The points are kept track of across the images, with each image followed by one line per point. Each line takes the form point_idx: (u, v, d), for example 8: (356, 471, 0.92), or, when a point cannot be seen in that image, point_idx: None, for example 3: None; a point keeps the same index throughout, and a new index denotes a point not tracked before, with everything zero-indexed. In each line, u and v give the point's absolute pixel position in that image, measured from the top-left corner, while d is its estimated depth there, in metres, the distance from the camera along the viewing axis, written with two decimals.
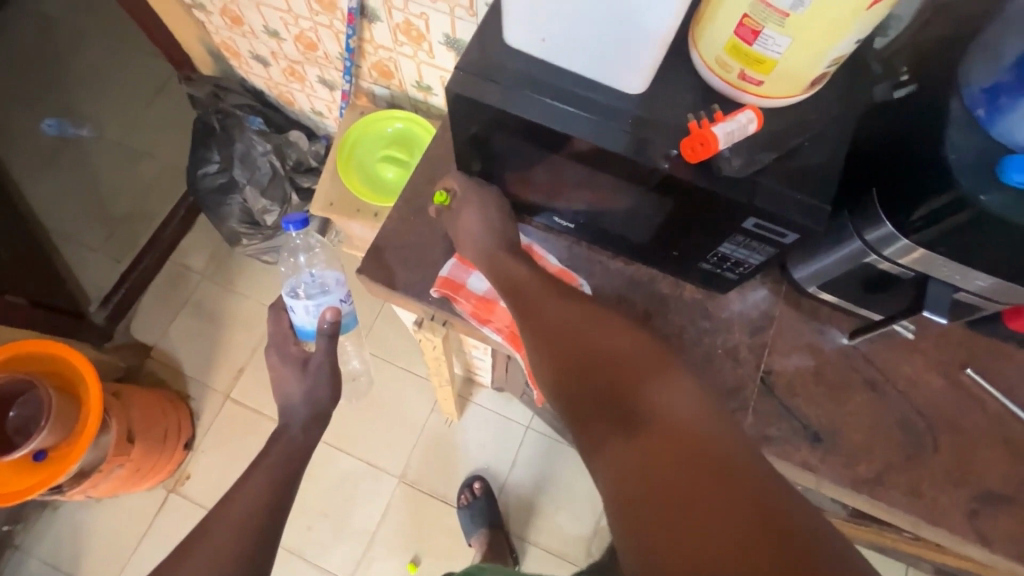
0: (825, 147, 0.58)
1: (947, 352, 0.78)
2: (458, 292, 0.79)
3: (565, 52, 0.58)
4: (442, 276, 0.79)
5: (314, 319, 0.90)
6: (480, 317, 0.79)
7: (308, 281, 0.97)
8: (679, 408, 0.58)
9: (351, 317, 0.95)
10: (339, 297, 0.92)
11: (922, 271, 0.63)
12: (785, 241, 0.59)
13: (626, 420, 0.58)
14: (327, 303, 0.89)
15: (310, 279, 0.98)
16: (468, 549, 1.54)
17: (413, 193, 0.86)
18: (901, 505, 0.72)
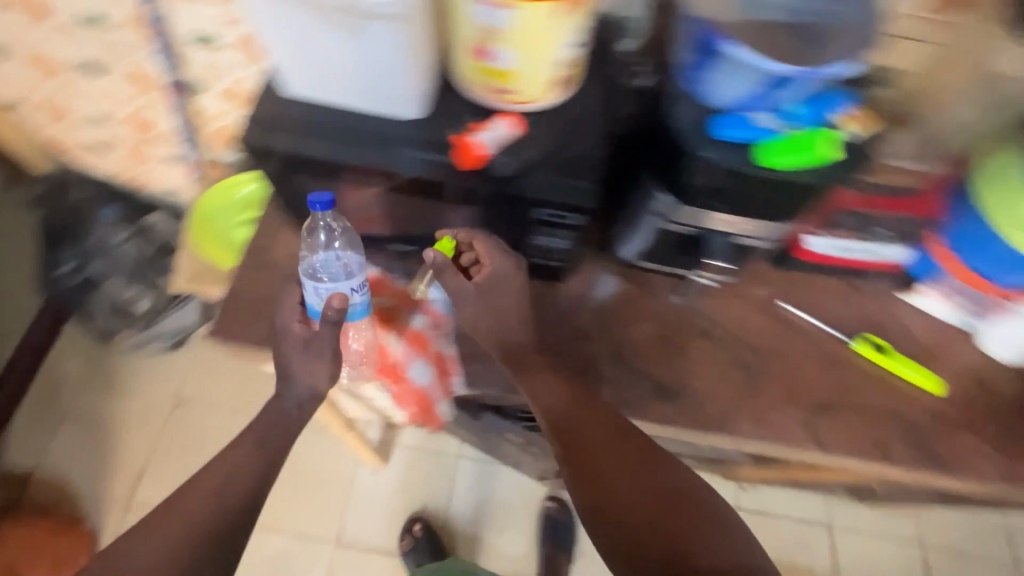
0: (588, 135, 0.65)
1: (764, 291, 0.89)
2: None
3: (340, 90, 0.62)
4: (292, 316, 0.79)
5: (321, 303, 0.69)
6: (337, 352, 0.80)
7: (326, 259, 0.73)
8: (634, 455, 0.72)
9: (360, 308, 0.72)
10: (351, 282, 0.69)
11: (697, 227, 0.71)
12: (573, 222, 0.66)
13: (610, 489, 0.72)
14: (335, 289, 0.67)
15: (329, 257, 0.74)
16: None
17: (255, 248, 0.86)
18: (749, 433, 0.80)
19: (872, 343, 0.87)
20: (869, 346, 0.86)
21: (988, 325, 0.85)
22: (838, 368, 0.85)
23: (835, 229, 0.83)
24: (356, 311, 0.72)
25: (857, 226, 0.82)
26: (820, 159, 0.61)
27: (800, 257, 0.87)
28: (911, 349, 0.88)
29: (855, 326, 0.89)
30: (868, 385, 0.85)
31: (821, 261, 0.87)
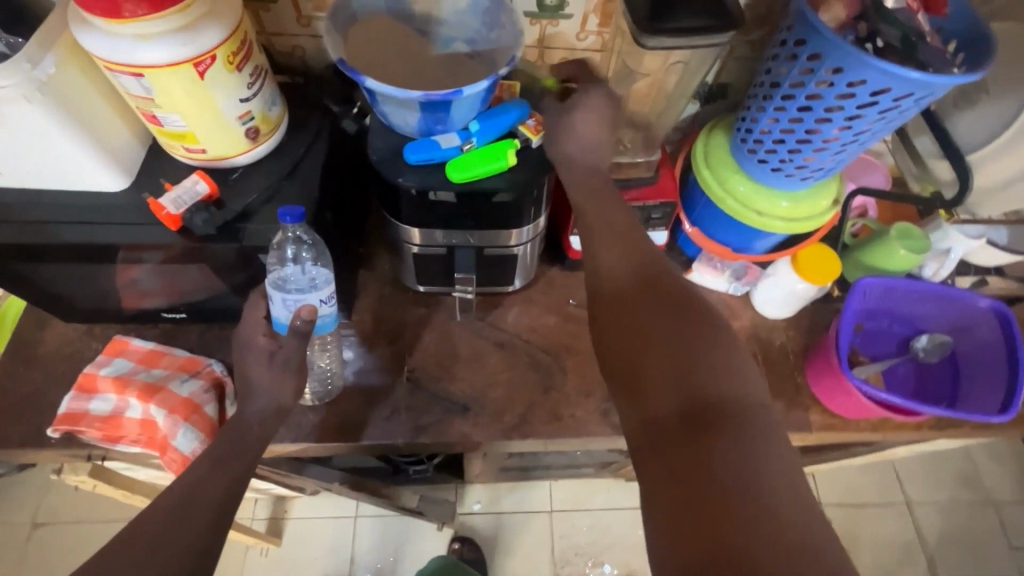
0: (298, 178, 0.67)
1: (553, 294, 0.94)
2: (80, 421, 0.75)
3: (27, 175, 0.62)
4: (60, 413, 0.76)
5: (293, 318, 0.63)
6: (103, 435, 0.75)
7: (293, 272, 0.66)
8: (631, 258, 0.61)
9: (328, 320, 0.68)
10: (317, 292, 0.64)
11: (442, 243, 0.74)
12: (305, 263, 0.68)
13: (605, 271, 0.62)
14: (303, 300, 0.63)
15: (295, 270, 0.67)
16: None
17: (19, 346, 0.82)
18: (548, 432, 0.83)
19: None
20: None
21: (752, 288, 0.94)
22: None
23: None
24: (320, 324, 0.68)
25: None
26: (505, 168, 0.65)
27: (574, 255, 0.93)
28: None
29: None
30: None
31: None
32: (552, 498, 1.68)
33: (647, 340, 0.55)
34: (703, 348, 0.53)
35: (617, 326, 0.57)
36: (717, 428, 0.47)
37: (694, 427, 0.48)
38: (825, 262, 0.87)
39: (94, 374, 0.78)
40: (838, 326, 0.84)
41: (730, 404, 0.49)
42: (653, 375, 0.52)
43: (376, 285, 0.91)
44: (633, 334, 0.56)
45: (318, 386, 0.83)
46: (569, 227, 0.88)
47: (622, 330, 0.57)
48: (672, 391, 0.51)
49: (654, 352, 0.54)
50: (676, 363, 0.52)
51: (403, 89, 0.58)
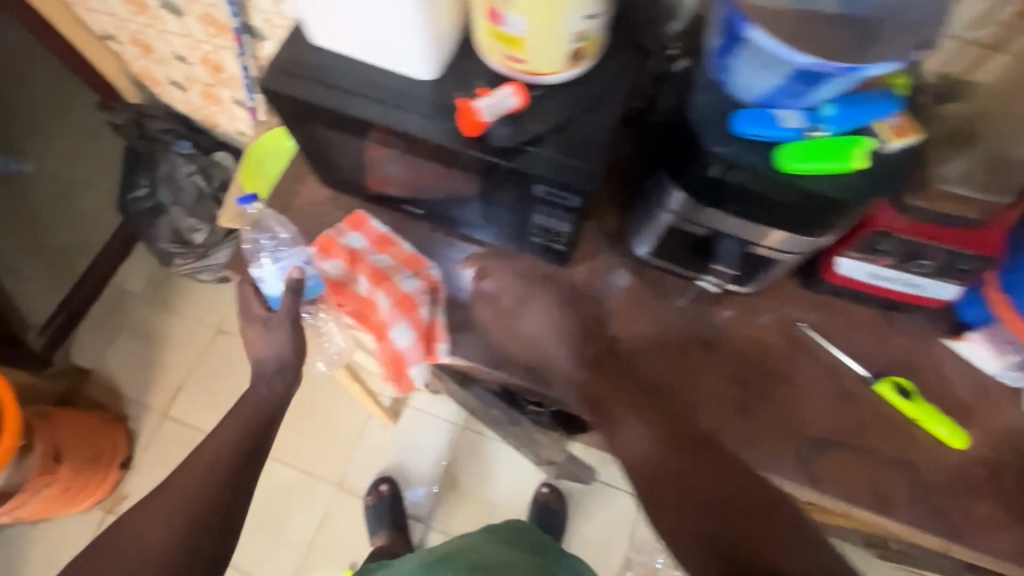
0: (598, 115, 0.62)
1: (782, 310, 0.83)
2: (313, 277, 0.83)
3: (354, 43, 0.63)
4: (299, 265, 0.82)
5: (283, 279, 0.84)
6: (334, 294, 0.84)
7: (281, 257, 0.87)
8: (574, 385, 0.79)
9: (317, 279, 0.83)
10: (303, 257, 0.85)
11: (713, 227, 0.67)
12: (573, 205, 0.64)
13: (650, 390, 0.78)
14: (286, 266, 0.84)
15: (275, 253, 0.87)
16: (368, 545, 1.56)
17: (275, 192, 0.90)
18: (735, 454, 0.76)
19: (901, 388, 0.78)
20: (897, 390, 0.78)
21: None
22: (849, 405, 0.79)
23: (872, 253, 0.73)
24: (313, 286, 0.84)
25: (897, 253, 0.72)
26: (847, 171, 0.54)
27: (828, 277, 0.80)
28: (938, 398, 0.79)
29: (877, 362, 0.81)
30: (881, 429, 0.77)
31: (853, 285, 0.79)
32: None
33: (707, 478, 0.70)
34: (749, 484, 0.69)
35: (696, 465, 0.71)
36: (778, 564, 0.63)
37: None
38: None
39: (333, 239, 0.84)
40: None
41: (784, 526, 0.66)
42: (699, 522, 0.67)
43: (599, 238, 0.86)
44: (703, 473, 0.70)
45: (517, 321, 0.83)
46: (842, 246, 0.74)
47: (683, 472, 0.71)
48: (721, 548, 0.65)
49: (711, 496, 0.68)
50: (747, 504, 0.67)
51: (791, 49, 0.48)
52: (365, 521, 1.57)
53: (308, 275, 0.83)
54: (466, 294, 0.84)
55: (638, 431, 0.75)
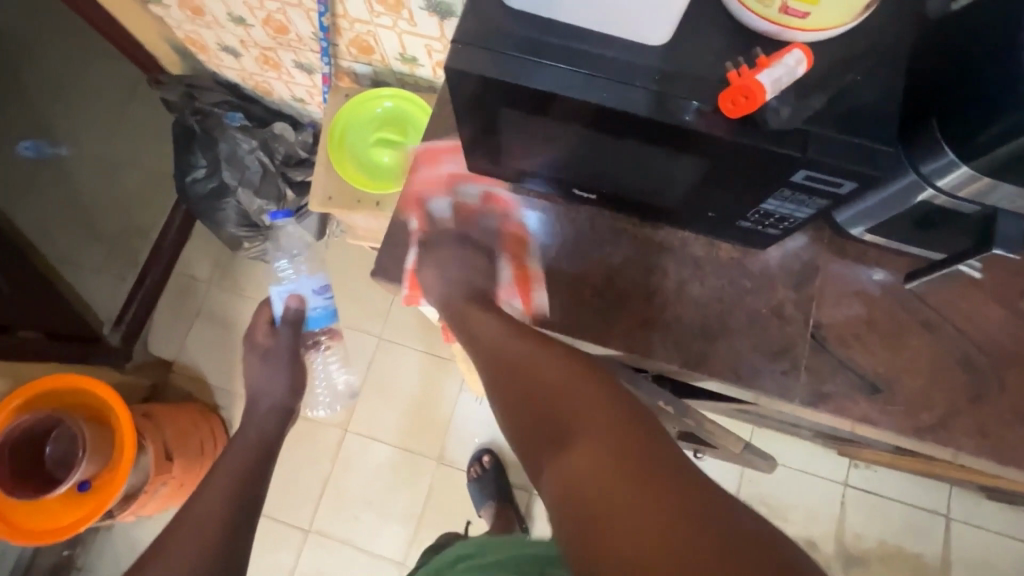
0: (876, 83, 0.51)
1: (1008, 282, 0.73)
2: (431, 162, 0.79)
3: (580, 3, 0.51)
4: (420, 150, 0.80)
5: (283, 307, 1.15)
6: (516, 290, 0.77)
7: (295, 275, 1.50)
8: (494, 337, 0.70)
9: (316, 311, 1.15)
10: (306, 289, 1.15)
11: (991, 204, 0.58)
12: (842, 191, 0.53)
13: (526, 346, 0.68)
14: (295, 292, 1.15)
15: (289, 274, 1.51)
16: (477, 517, 1.58)
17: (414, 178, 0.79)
18: (968, 447, 0.69)
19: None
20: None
21: None
22: None
23: None
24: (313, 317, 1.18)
25: None
26: None
27: None
28: None
29: None
30: None
31: None
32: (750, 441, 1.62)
33: (535, 386, 0.63)
34: (567, 378, 0.61)
35: (505, 378, 0.66)
36: (573, 447, 0.54)
37: (562, 450, 0.56)
38: None
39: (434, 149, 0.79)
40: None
41: (596, 411, 0.56)
42: (524, 422, 0.62)
43: None
44: (531, 371, 0.64)
45: (708, 313, 0.74)
46: None
47: (514, 377, 0.65)
48: (546, 433, 0.59)
49: (537, 395, 0.62)
50: (531, 404, 0.62)
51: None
52: (470, 495, 1.58)
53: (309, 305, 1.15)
54: (647, 285, 0.75)
55: (495, 338, 0.70)
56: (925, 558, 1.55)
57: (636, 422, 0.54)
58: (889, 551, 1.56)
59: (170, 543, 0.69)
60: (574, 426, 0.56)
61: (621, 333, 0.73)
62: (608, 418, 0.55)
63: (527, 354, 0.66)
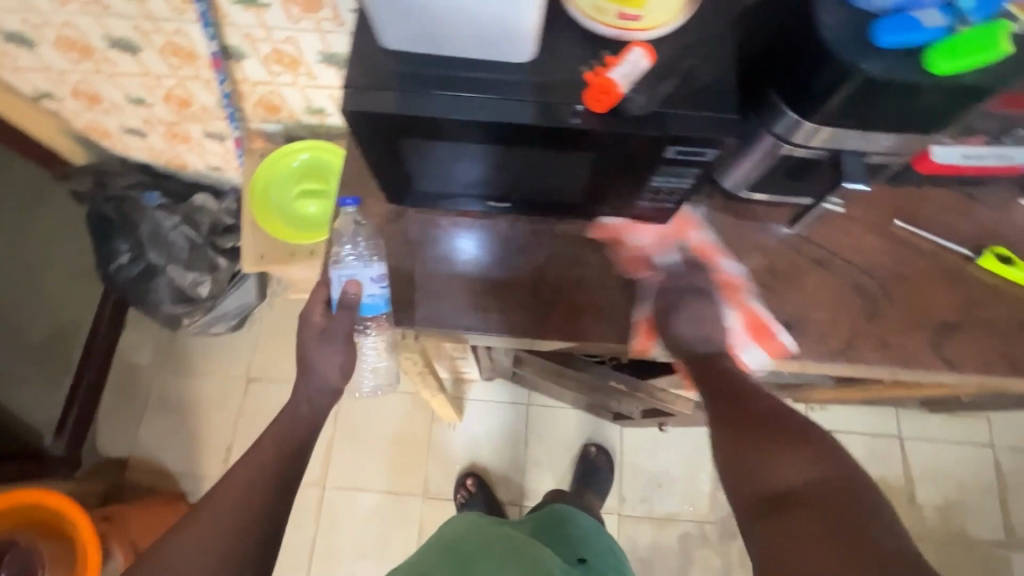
0: (714, 64, 0.60)
1: (875, 212, 0.84)
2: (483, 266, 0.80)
3: (448, 36, 0.57)
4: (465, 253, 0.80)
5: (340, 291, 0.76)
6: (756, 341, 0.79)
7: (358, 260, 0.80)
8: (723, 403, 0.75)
9: (377, 299, 0.77)
10: (370, 273, 0.75)
11: (837, 146, 0.67)
12: (709, 158, 0.61)
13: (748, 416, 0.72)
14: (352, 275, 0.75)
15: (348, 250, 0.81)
16: None
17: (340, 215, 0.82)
18: (875, 359, 0.78)
19: (1002, 255, 0.82)
20: (1000, 258, 0.82)
21: None
22: (963, 285, 0.82)
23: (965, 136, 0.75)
24: (368, 306, 0.77)
25: (990, 129, 0.74)
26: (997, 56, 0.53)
27: (917, 169, 0.81)
28: None
29: (974, 239, 0.84)
30: (997, 299, 0.81)
31: (941, 171, 0.80)
32: None
33: (761, 444, 0.69)
34: (789, 451, 0.67)
35: (729, 438, 0.71)
36: (799, 513, 0.61)
37: (792, 509, 0.62)
38: None
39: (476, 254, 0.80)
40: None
41: (836, 486, 0.62)
42: (751, 482, 0.67)
43: None
44: (763, 436, 0.69)
45: (633, 290, 0.80)
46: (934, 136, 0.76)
47: (745, 435, 0.70)
48: (755, 496, 0.66)
49: (766, 455, 0.68)
50: (749, 470, 0.68)
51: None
52: None
53: (367, 295, 0.76)
54: (573, 275, 0.81)
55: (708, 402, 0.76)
56: (891, 480, 1.67)
57: (869, 501, 0.61)
58: None
59: (216, 503, 0.67)
60: (796, 499, 0.63)
61: (558, 324, 0.78)
62: (833, 490, 0.62)
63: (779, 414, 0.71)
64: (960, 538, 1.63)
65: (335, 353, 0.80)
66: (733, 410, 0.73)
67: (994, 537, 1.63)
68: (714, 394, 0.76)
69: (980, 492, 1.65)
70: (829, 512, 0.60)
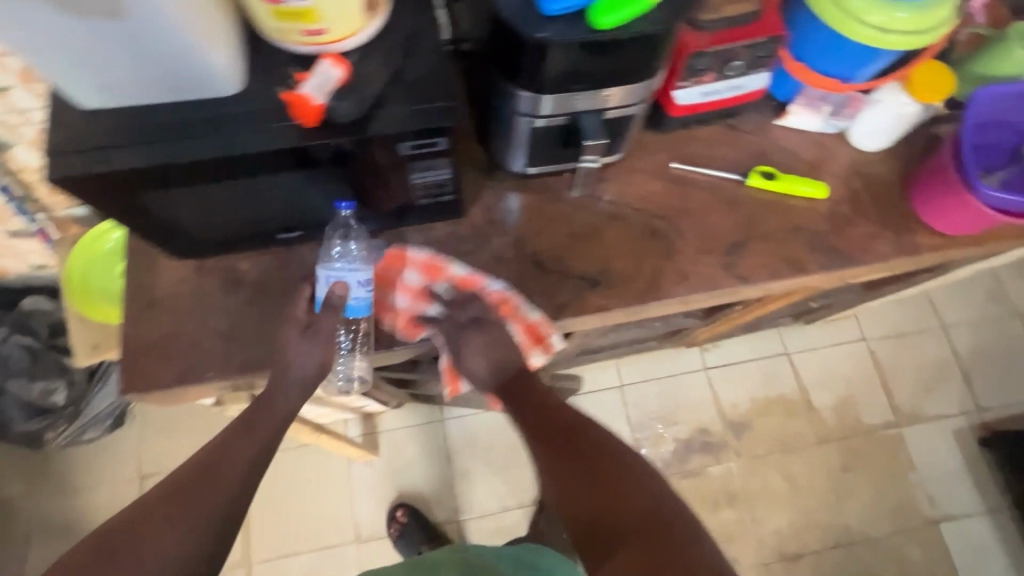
0: (422, 58, 0.62)
1: (653, 160, 0.92)
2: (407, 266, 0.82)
3: (138, 85, 0.56)
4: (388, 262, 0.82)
5: (326, 290, 0.75)
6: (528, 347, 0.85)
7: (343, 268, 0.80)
8: (551, 445, 0.75)
9: (361, 303, 0.75)
10: (357, 276, 0.74)
11: (571, 109, 0.71)
12: (443, 147, 0.64)
13: (577, 452, 0.74)
14: (341, 278, 0.74)
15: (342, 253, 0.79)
16: None
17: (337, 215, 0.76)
18: (679, 291, 0.85)
19: (764, 173, 0.92)
20: (763, 176, 0.91)
21: (850, 123, 0.93)
22: (741, 206, 0.90)
23: (697, 76, 0.82)
24: (354, 308, 0.76)
25: (715, 66, 0.82)
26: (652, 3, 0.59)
27: (673, 114, 0.88)
28: (795, 166, 0.94)
29: (741, 164, 0.93)
30: (770, 212, 0.90)
31: (694, 111, 0.89)
32: (621, 373, 1.77)
33: (598, 476, 0.71)
34: (624, 483, 0.70)
35: (565, 475, 0.72)
36: (630, 549, 0.63)
37: (631, 540, 0.64)
38: (938, 77, 0.84)
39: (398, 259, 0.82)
40: (986, 202, 0.81)
41: (662, 517, 0.66)
42: (586, 512, 0.69)
43: (476, 175, 0.88)
44: (598, 471, 0.71)
45: (446, 285, 0.83)
46: (673, 82, 0.83)
47: (579, 465, 0.72)
48: (596, 533, 0.66)
49: (602, 484, 0.70)
50: (588, 508, 0.69)
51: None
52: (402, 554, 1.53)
53: (352, 297, 0.75)
54: (386, 284, 0.82)
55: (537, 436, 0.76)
56: (788, 395, 1.80)
57: (685, 530, 0.66)
58: (762, 405, 1.78)
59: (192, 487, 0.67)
60: (631, 531, 0.65)
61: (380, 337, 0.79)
62: (657, 519, 0.66)
63: (605, 447, 0.74)
64: (857, 429, 1.78)
65: (313, 349, 0.77)
66: (572, 445, 0.74)
67: (883, 420, 1.80)
68: (540, 427, 0.77)
69: (864, 382, 1.82)
70: (667, 544, 0.64)
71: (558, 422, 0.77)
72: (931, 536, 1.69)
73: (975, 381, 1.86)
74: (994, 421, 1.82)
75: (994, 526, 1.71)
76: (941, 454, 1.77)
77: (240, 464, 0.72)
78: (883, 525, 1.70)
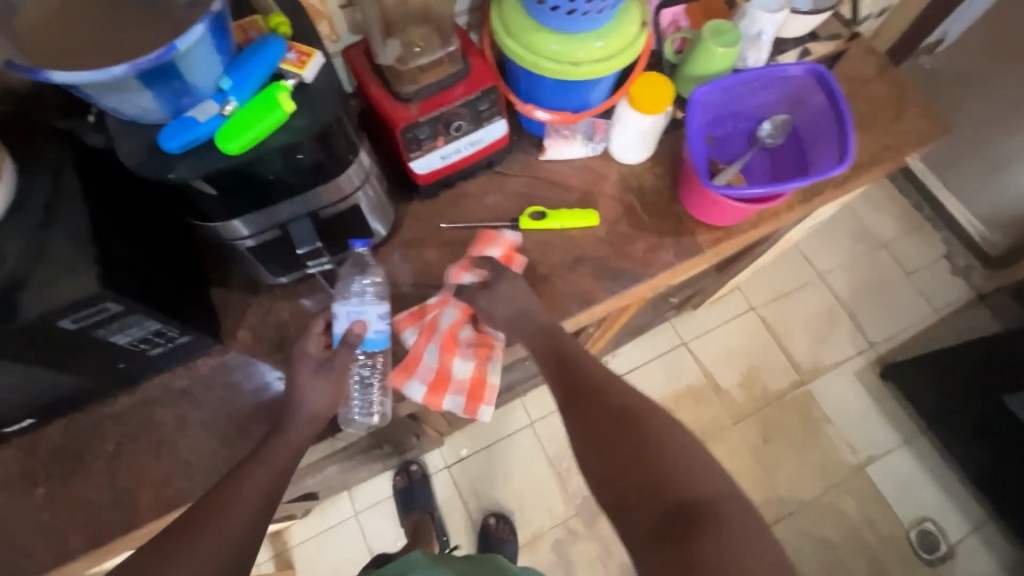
0: (54, 223, 0.56)
1: (423, 227, 0.90)
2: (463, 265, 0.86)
3: None
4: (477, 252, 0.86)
5: (345, 326, 0.76)
6: (427, 389, 0.82)
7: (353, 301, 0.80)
8: (595, 418, 0.72)
9: (380, 336, 0.77)
10: (380, 312, 0.77)
11: (272, 224, 0.68)
12: (117, 308, 0.59)
13: (615, 434, 0.69)
14: (362, 314, 0.76)
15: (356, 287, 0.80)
16: None
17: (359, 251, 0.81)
18: None
19: (536, 213, 0.91)
20: (533, 216, 0.90)
21: (607, 143, 0.94)
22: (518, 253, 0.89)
23: (425, 144, 0.81)
24: (372, 341, 0.77)
25: (438, 131, 0.80)
26: (282, 118, 0.57)
27: (423, 182, 0.87)
28: (567, 197, 0.94)
29: (512, 207, 0.92)
30: (548, 250, 0.90)
31: (445, 172, 0.87)
32: (528, 411, 1.72)
33: (639, 460, 0.66)
34: (673, 465, 0.65)
35: (601, 454, 0.69)
36: (692, 549, 0.59)
37: (680, 541, 0.60)
38: (658, 87, 0.85)
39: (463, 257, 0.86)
40: (724, 195, 0.81)
41: (717, 508, 0.62)
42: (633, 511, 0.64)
43: (236, 294, 0.83)
44: (643, 454, 0.66)
45: (221, 424, 0.77)
46: (404, 155, 0.81)
47: (620, 467, 0.67)
48: (651, 519, 0.63)
49: (636, 491, 0.66)
50: (636, 483, 0.65)
51: (95, 70, 0.45)
52: None
53: (370, 330, 0.77)
54: (152, 442, 0.76)
55: (574, 411, 0.74)
56: (695, 383, 1.80)
57: (745, 517, 0.62)
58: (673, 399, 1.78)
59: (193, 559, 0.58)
60: (688, 513, 0.61)
61: (152, 506, 0.73)
62: (712, 502, 0.62)
63: (650, 430, 0.69)
64: (767, 399, 1.80)
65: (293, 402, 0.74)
66: (610, 419, 0.71)
67: (790, 382, 1.82)
68: (580, 413, 0.73)
69: (762, 350, 1.85)
70: (725, 536, 0.60)
71: (592, 395, 0.74)
72: (861, 485, 1.71)
73: (863, 319, 1.91)
74: (889, 353, 1.86)
75: (915, 456, 1.73)
76: (850, 399, 1.80)
77: (236, 529, 0.62)
78: (815, 487, 1.70)
